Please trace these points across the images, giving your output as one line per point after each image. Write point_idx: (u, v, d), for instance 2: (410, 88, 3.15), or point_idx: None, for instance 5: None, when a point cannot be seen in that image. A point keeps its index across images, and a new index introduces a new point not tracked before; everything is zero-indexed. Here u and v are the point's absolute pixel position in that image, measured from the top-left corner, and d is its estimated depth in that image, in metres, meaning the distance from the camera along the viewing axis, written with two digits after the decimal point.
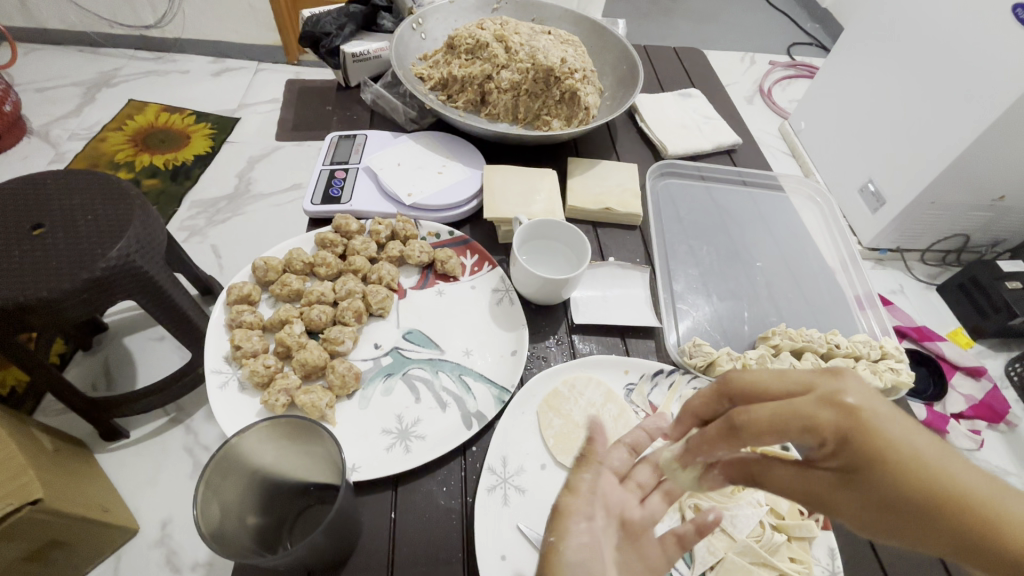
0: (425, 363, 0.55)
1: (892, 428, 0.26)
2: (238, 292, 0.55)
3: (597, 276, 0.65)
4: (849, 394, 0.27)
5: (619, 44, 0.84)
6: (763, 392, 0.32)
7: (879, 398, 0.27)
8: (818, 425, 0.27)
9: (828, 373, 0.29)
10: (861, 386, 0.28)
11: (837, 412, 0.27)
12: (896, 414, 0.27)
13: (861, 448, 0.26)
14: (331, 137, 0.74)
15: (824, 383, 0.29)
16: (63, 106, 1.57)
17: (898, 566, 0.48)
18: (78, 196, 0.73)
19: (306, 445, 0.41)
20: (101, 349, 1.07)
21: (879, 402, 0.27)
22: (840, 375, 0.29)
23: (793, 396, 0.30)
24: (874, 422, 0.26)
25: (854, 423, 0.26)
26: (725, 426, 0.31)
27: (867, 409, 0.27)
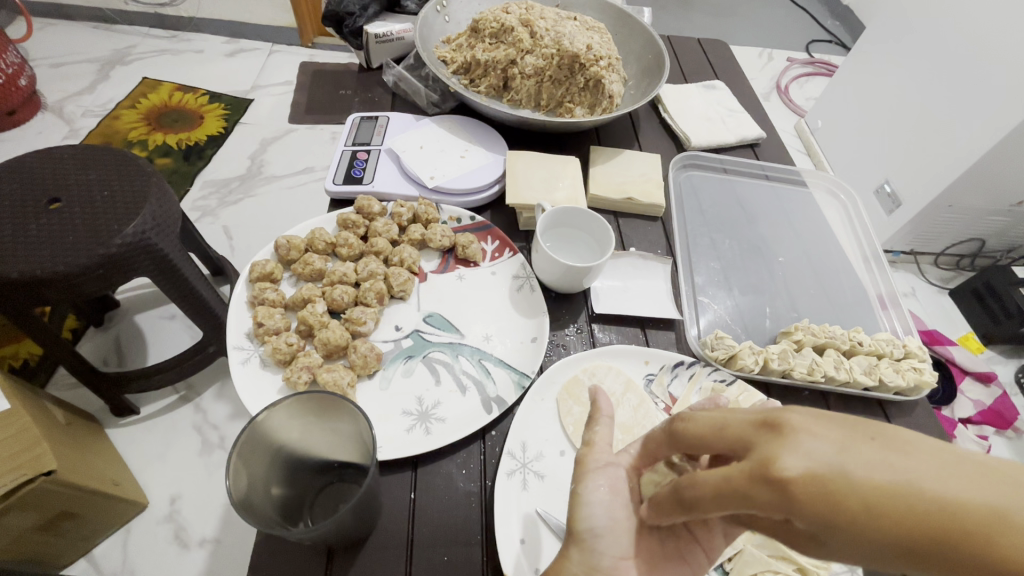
0: (446, 346, 0.55)
1: (841, 477, 0.23)
2: (260, 270, 0.55)
3: (619, 266, 0.64)
4: (789, 454, 0.24)
5: (645, 33, 0.83)
6: (710, 443, 0.30)
7: (818, 440, 0.24)
8: (754, 496, 0.25)
9: (767, 424, 0.26)
10: (801, 434, 0.25)
11: (771, 478, 0.24)
12: (844, 456, 0.23)
13: (811, 515, 0.23)
14: (354, 118, 0.74)
15: (765, 445, 0.25)
16: (78, 83, 1.57)
17: None
18: (96, 172, 0.73)
19: (332, 422, 0.41)
20: (113, 325, 1.08)
21: (821, 451, 0.23)
22: (780, 422, 0.26)
23: (739, 454, 0.27)
24: (816, 481, 0.23)
25: (788, 492, 0.23)
26: (674, 498, 0.30)
27: (807, 468, 0.23)
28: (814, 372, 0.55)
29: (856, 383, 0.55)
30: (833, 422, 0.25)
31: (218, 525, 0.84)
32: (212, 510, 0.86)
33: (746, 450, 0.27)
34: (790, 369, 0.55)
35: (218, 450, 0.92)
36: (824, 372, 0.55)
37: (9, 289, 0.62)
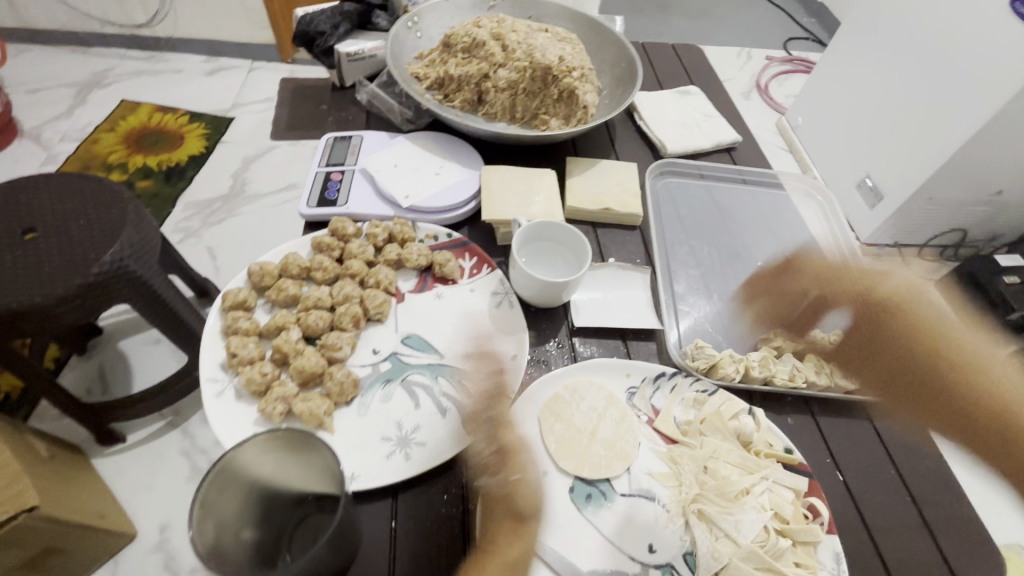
0: (425, 368, 0.55)
1: None
2: (233, 298, 0.54)
3: (598, 278, 0.64)
4: None
5: (617, 42, 0.83)
6: None
7: None
8: None
9: None
10: None
11: None
12: None
13: None
14: (326, 139, 0.73)
15: None
16: (55, 108, 1.55)
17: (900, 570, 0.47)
18: (71, 200, 0.72)
19: (303, 456, 0.40)
20: (97, 352, 1.06)
21: None
22: None
23: None
24: None
25: None
26: None
27: None
28: (794, 378, 0.55)
29: (837, 387, 0.56)
30: None
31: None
32: None
33: None
34: (771, 376, 0.55)
35: None
36: (805, 378, 0.55)
37: None
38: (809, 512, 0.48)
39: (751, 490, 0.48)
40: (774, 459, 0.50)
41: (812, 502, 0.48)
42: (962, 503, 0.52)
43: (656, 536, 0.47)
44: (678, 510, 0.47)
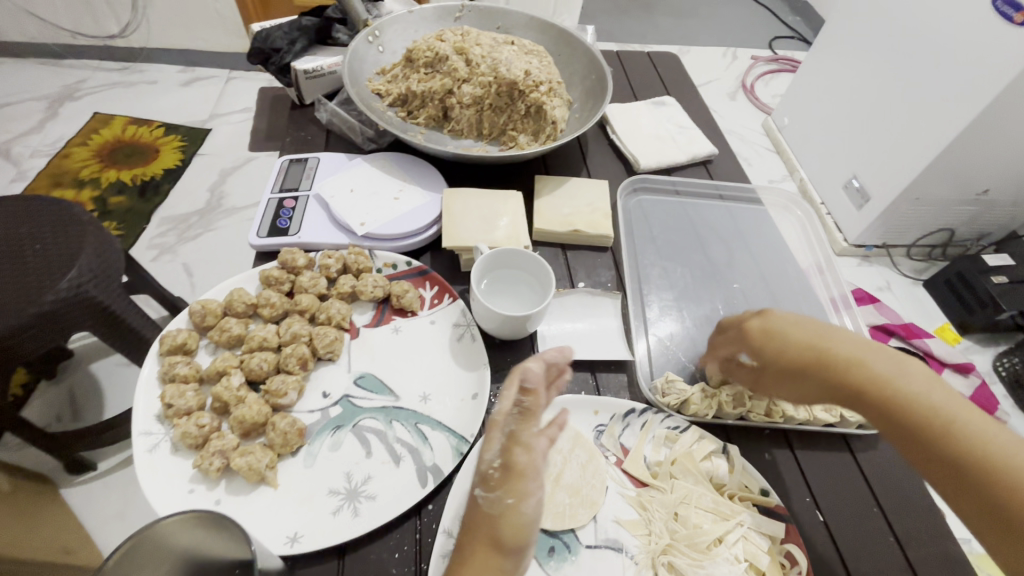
0: (379, 412, 0.51)
1: None
2: (171, 341, 0.51)
3: (566, 305, 0.61)
4: None
5: (587, 52, 0.80)
6: None
7: None
8: None
9: None
10: None
11: None
12: None
13: None
14: (281, 161, 0.70)
15: None
16: (25, 122, 1.50)
17: None
18: (27, 223, 0.72)
19: (215, 529, 0.36)
20: (68, 377, 1.02)
21: None
22: None
23: None
24: None
25: None
26: None
27: None
28: (771, 412, 0.52)
29: (816, 421, 0.53)
30: None
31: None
32: None
33: None
34: (747, 412, 0.52)
35: None
36: (782, 413, 0.52)
37: None
38: (787, 561, 0.45)
39: (724, 539, 0.45)
40: (749, 502, 0.47)
41: (789, 550, 0.45)
42: (948, 539, 0.49)
43: None
44: (648, 563, 0.45)
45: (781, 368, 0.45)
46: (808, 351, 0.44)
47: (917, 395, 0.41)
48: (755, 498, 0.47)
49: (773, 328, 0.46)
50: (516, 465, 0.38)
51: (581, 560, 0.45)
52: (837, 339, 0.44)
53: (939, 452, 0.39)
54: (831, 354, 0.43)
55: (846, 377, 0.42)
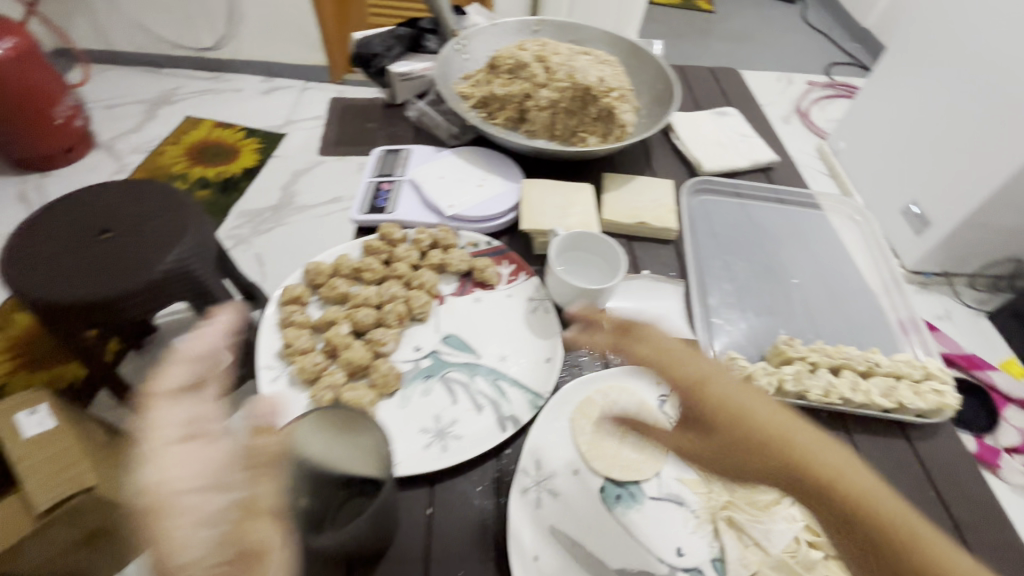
0: (463, 366, 0.57)
1: (804, 459, 0.31)
2: (289, 293, 0.59)
3: (632, 288, 0.66)
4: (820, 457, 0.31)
5: (656, 64, 0.86)
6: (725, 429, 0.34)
7: (830, 453, 0.32)
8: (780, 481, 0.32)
9: (791, 448, 0.32)
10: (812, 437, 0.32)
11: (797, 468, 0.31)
12: (813, 443, 0.32)
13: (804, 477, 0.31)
14: (378, 152, 0.79)
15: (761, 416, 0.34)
16: (127, 123, 1.68)
17: None
18: (142, 204, 0.80)
19: (358, 433, 0.44)
20: (152, 349, 1.14)
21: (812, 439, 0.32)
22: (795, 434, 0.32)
23: (766, 433, 0.33)
24: (814, 476, 0.31)
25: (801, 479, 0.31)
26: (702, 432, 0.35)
27: (819, 458, 0.31)
28: (829, 393, 0.55)
29: (873, 405, 0.55)
30: (812, 438, 0.32)
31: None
32: None
33: (760, 430, 0.33)
34: (806, 391, 0.55)
35: None
36: (840, 395, 0.55)
37: (64, 312, 0.71)
38: None
39: (781, 500, 0.49)
40: None
41: None
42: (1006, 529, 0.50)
43: (684, 540, 0.47)
44: (708, 517, 0.48)
45: (715, 432, 0.34)
46: (762, 423, 0.33)
47: (901, 517, 0.30)
48: None
49: (729, 392, 0.35)
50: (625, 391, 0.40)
51: (646, 508, 0.49)
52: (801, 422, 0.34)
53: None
54: (774, 425, 0.33)
55: (791, 453, 0.32)
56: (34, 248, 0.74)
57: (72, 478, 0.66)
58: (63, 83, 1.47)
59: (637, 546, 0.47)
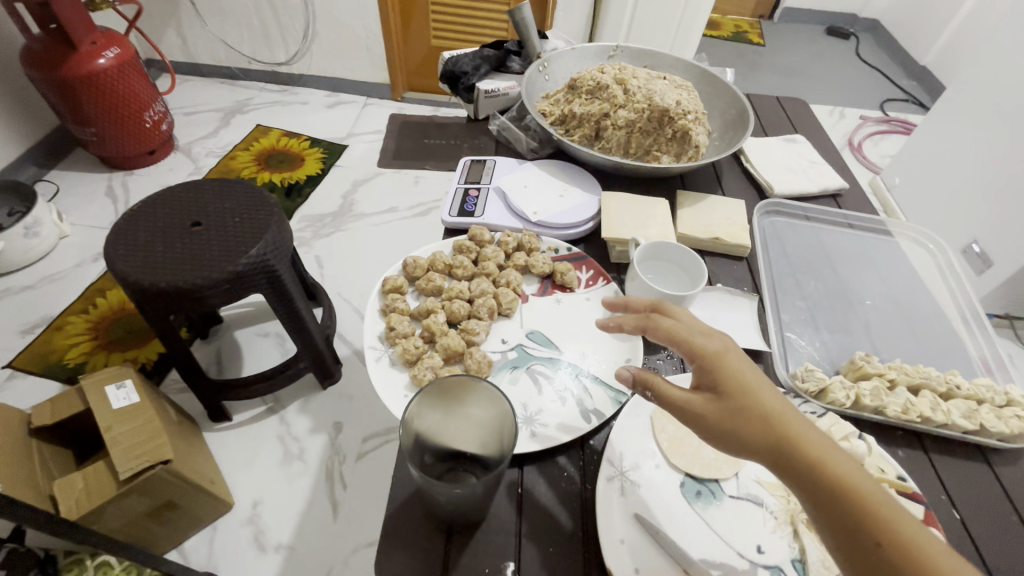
0: (547, 361, 0.61)
1: (803, 442, 0.39)
2: (392, 283, 0.64)
3: (708, 300, 0.68)
4: (814, 440, 0.39)
5: (730, 90, 0.89)
6: (743, 405, 0.40)
7: (821, 440, 0.39)
8: (783, 457, 0.39)
9: (792, 431, 0.39)
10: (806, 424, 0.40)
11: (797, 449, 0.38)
12: (809, 431, 0.40)
13: (803, 456, 0.38)
14: (465, 161, 0.85)
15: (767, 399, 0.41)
16: (204, 128, 1.81)
17: None
18: (229, 202, 0.87)
19: (465, 408, 0.47)
20: (216, 339, 1.21)
21: (808, 427, 0.40)
22: (793, 420, 0.40)
23: (772, 415, 0.40)
24: (811, 455, 0.38)
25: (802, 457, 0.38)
26: (727, 404, 0.40)
27: (813, 442, 0.39)
28: (908, 411, 0.56)
29: (954, 426, 0.56)
30: (808, 426, 0.40)
31: (296, 532, 0.92)
32: (289, 517, 0.94)
33: (768, 414, 0.40)
34: (884, 406, 0.57)
35: (298, 462, 1.00)
36: (919, 413, 0.56)
37: (151, 296, 0.76)
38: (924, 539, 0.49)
39: None
40: (886, 484, 0.51)
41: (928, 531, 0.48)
42: None
43: (764, 539, 0.49)
44: (788, 519, 0.49)
45: (728, 411, 0.40)
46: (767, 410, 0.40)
47: (863, 482, 0.38)
48: (893, 481, 0.51)
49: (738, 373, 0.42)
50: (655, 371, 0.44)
51: (727, 506, 0.50)
52: (794, 411, 0.41)
53: (870, 533, 0.35)
54: (775, 410, 0.40)
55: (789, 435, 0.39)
56: (135, 236, 0.80)
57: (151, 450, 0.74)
58: (153, 90, 1.52)
59: (719, 540, 0.48)
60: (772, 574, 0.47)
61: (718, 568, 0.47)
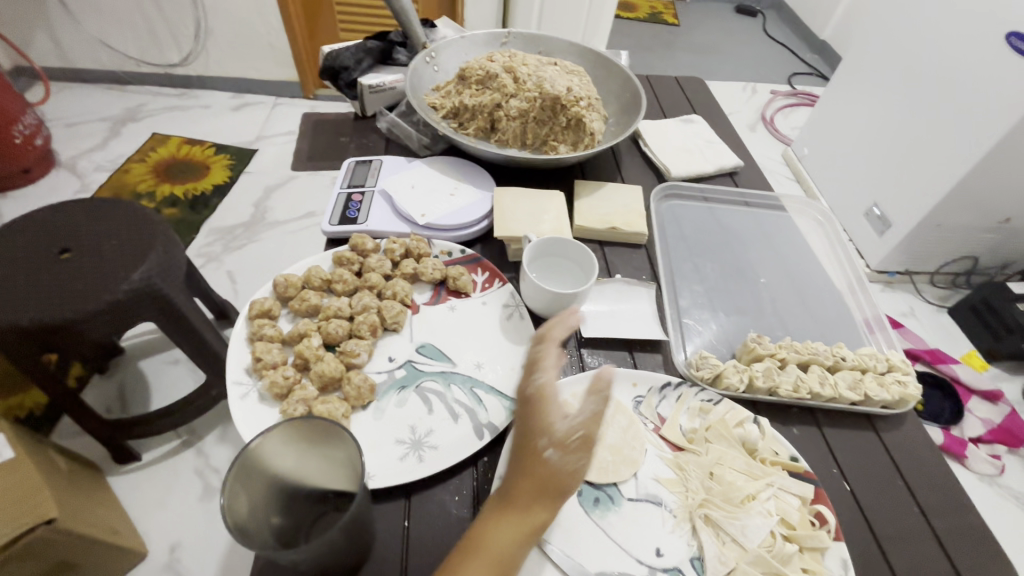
0: (438, 375, 0.57)
1: None
2: (259, 307, 0.58)
3: (605, 292, 0.66)
4: None
5: (622, 74, 0.88)
6: None
7: None
8: None
9: None
10: None
11: None
12: None
13: None
14: (348, 163, 0.78)
15: None
16: (90, 140, 1.61)
17: None
18: (105, 222, 0.73)
19: (325, 448, 0.42)
20: (118, 372, 1.07)
21: None
22: None
23: None
24: None
25: None
26: None
27: None
28: (799, 388, 0.57)
29: (842, 398, 0.57)
30: None
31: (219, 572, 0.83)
32: (211, 556, 0.84)
33: None
34: (776, 387, 0.57)
35: (219, 494, 0.91)
36: (809, 389, 0.57)
37: (18, 339, 0.63)
38: (816, 518, 0.48)
39: (757, 496, 0.49)
40: (780, 467, 0.51)
41: (818, 510, 0.48)
42: (971, 512, 0.52)
43: (663, 540, 0.47)
44: (685, 516, 0.48)
45: None
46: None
47: None
48: (784, 463, 0.51)
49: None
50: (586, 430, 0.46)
51: (625, 511, 0.48)
52: None
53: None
54: None
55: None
56: None
57: (29, 512, 0.60)
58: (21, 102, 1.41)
59: (616, 549, 0.46)
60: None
61: None
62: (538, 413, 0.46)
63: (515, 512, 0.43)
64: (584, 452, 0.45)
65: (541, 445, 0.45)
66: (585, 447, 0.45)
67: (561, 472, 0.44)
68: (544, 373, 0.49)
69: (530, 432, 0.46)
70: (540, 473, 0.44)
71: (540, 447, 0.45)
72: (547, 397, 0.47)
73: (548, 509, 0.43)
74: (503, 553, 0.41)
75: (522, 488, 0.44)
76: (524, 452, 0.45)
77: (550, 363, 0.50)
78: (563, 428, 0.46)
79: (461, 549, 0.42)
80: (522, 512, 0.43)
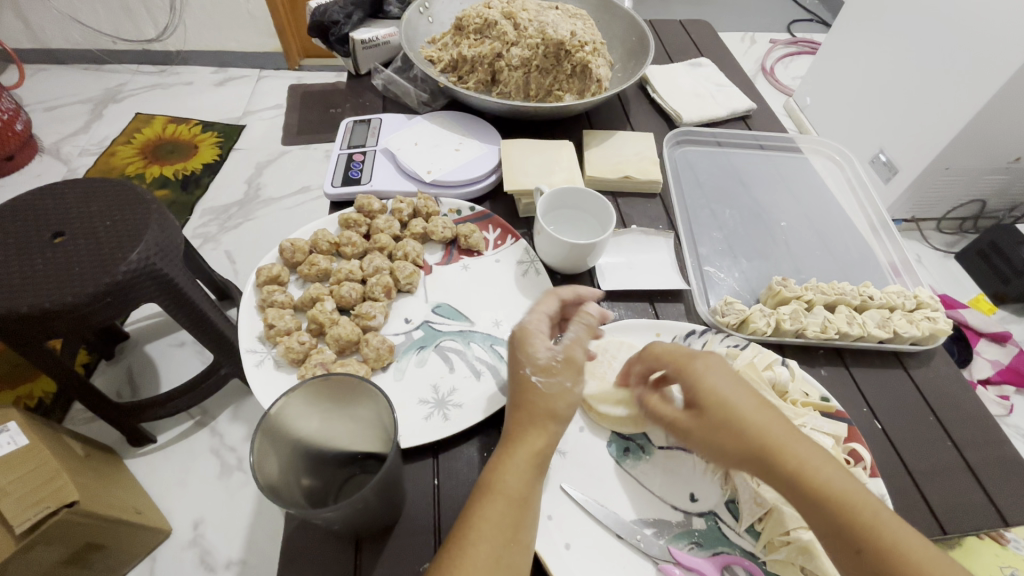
0: (457, 334, 0.55)
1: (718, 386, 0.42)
2: (267, 273, 0.56)
3: (622, 243, 0.64)
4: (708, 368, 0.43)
5: (628, 16, 0.83)
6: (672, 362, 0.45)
7: (727, 373, 0.43)
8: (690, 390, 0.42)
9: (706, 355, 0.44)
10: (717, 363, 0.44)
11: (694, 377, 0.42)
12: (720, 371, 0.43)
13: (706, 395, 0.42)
14: (346, 122, 0.75)
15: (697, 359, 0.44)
16: (73, 123, 1.55)
17: (958, 528, 0.46)
18: (98, 203, 0.70)
19: (351, 408, 0.41)
20: (125, 356, 1.05)
21: (721, 371, 0.43)
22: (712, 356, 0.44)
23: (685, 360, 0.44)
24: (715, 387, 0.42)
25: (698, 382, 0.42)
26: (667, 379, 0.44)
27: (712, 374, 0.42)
28: (827, 329, 0.55)
29: (870, 337, 0.56)
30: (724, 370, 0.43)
31: (245, 545, 0.84)
32: (237, 530, 0.85)
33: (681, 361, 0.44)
34: (803, 328, 0.56)
35: (238, 471, 0.91)
36: (837, 329, 0.55)
37: (18, 326, 0.60)
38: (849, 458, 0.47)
39: None
40: (810, 408, 0.50)
41: (852, 448, 0.47)
42: (1005, 446, 0.51)
43: (697, 486, 0.47)
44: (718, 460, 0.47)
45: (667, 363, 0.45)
46: (743, 412, 0.41)
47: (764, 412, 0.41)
48: (816, 404, 0.50)
49: (714, 382, 0.42)
50: (573, 357, 0.45)
51: (657, 459, 0.48)
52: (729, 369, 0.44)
53: (854, 542, 0.36)
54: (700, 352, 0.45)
55: (762, 439, 0.40)
56: None
57: (53, 494, 0.58)
58: None
59: (649, 495, 0.46)
60: (707, 521, 0.45)
61: (651, 526, 0.44)
62: (520, 346, 0.46)
63: (526, 448, 0.42)
64: (570, 374, 0.45)
65: (526, 374, 0.45)
66: (570, 370, 0.45)
67: (546, 397, 0.44)
68: (532, 314, 0.49)
69: (518, 366, 0.46)
70: (530, 402, 0.44)
71: (528, 376, 0.45)
72: (530, 328, 0.47)
73: (546, 435, 0.43)
74: (524, 491, 0.40)
75: (524, 422, 0.43)
76: (513, 384, 0.45)
77: (540, 306, 0.50)
78: (547, 353, 0.45)
79: (477, 494, 0.41)
80: (523, 445, 0.42)
